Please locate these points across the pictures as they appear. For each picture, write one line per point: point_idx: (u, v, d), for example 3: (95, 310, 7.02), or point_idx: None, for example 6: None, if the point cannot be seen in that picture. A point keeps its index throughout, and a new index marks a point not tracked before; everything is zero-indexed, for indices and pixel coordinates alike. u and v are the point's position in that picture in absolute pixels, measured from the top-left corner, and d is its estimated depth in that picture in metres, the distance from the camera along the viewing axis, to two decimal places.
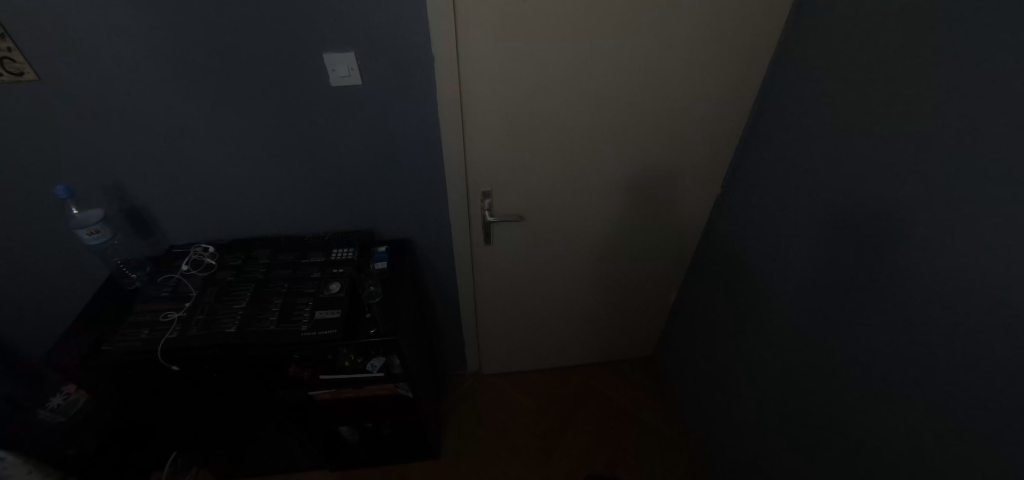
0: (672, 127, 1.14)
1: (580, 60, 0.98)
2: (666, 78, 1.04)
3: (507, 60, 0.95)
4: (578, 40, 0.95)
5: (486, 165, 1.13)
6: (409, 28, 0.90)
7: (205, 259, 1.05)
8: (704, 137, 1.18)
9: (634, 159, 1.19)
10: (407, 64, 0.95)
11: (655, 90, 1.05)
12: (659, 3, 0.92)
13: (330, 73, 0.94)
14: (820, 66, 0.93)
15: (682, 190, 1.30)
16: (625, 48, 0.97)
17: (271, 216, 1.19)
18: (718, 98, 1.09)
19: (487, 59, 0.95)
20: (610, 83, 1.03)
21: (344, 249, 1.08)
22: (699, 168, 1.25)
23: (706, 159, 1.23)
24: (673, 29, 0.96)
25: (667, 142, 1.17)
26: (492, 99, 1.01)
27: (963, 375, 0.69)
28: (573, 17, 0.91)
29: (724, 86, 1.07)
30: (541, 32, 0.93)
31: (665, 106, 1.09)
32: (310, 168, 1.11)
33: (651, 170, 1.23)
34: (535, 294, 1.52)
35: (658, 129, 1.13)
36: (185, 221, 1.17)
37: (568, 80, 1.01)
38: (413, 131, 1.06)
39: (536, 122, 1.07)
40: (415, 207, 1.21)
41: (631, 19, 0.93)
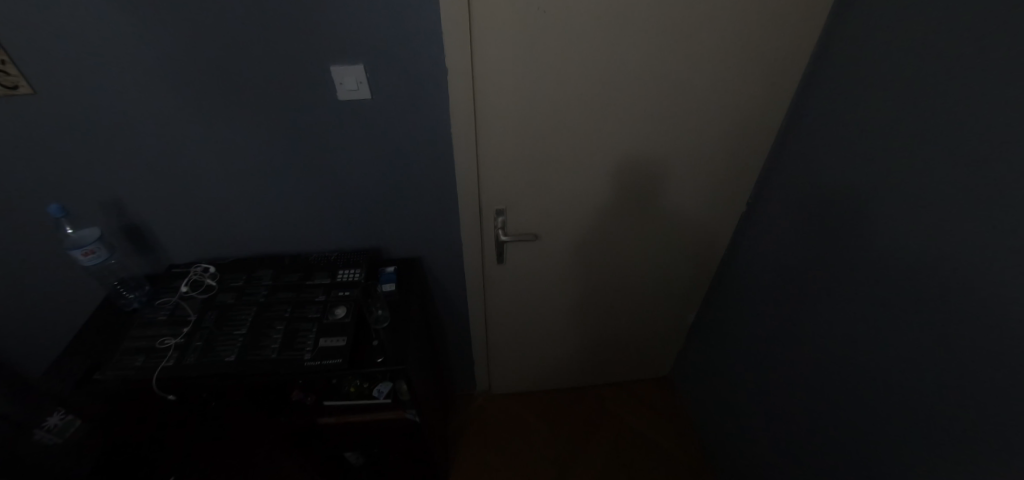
0: (698, 143, 1.07)
1: (603, 72, 0.92)
2: (693, 92, 0.97)
3: (525, 70, 0.89)
4: (602, 51, 0.89)
5: (500, 182, 1.07)
6: (422, 40, 0.85)
7: (205, 280, 1.01)
8: (732, 153, 1.11)
9: (655, 176, 1.13)
10: (418, 77, 0.90)
11: (681, 103, 0.99)
12: (688, 14, 0.85)
13: (338, 86, 0.88)
14: (845, 83, 0.86)
15: (706, 209, 1.23)
16: (651, 59, 0.91)
17: (274, 234, 1.14)
18: (745, 113, 1.02)
19: (505, 70, 0.89)
20: (635, 96, 0.96)
21: (351, 270, 1.02)
22: (725, 186, 1.18)
23: (730, 175, 1.16)
24: (702, 40, 0.89)
25: (692, 158, 1.10)
26: (508, 112, 0.95)
27: (1001, 425, 0.62)
28: (596, 26, 0.85)
29: (755, 101, 1.00)
30: (562, 42, 0.87)
31: (692, 121, 1.02)
32: (314, 185, 1.06)
33: (673, 187, 1.16)
34: (547, 313, 1.45)
35: (683, 144, 1.07)
36: (186, 238, 1.13)
37: (590, 93, 0.95)
38: (424, 147, 1.01)
39: (555, 136, 1.01)
40: (425, 225, 1.15)
41: (659, 29, 0.87)
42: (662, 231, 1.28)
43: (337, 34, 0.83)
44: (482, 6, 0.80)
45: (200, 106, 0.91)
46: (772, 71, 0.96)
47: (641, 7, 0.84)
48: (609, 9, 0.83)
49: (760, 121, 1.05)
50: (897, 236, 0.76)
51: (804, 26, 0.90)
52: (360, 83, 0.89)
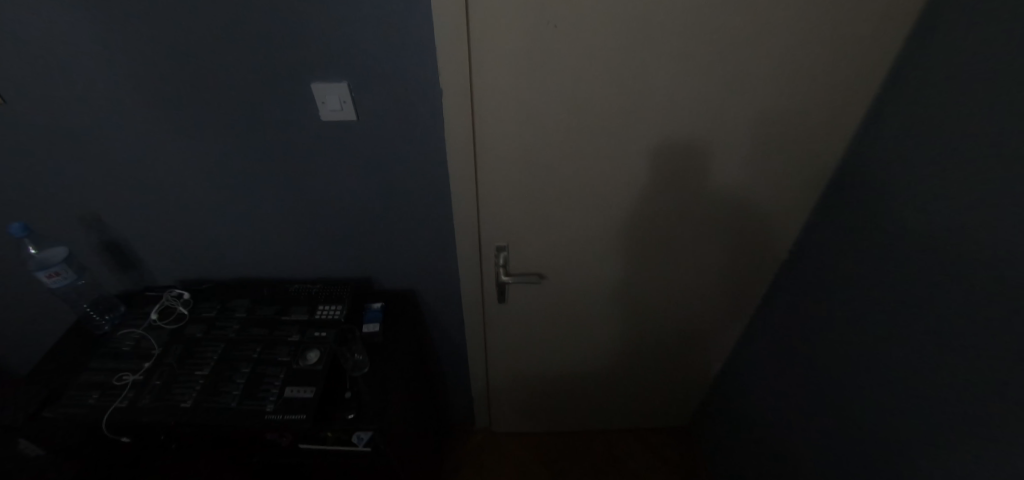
0: (737, 181, 0.91)
1: (625, 96, 0.78)
2: (733, 122, 0.82)
3: (533, 93, 0.77)
4: (624, 73, 0.75)
5: (502, 217, 0.95)
6: (414, 57, 0.75)
7: (176, 308, 0.93)
8: (777, 195, 0.94)
9: (684, 215, 0.98)
10: (411, 98, 0.80)
11: (717, 134, 0.84)
12: (728, 34, 0.71)
13: (320, 105, 0.79)
14: (925, 121, 0.70)
15: (744, 254, 1.07)
16: (683, 83, 0.76)
17: (260, 259, 1.06)
18: (795, 149, 0.86)
19: (510, 92, 0.77)
20: (663, 126, 0.82)
21: (331, 307, 0.92)
22: (766, 230, 1.01)
23: (771, 220, 0.99)
24: (747, 62, 0.74)
25: (729, 198, 0.94)
26: (513, 138, 0.83)
27: None
28: (617, 43, 0.72)
29: (808, 136, 0.84)
30: (577, 62, 0.74)
31: (731, 156, 0.87)
32: (300, 209, 0.97)
33: (704, 228, 1.01)
34: (553, 354, 1.32)
35: (716, 183, 0.92)
36: (168, 258, 1.06)
37: (609, 121, 0.81)
38: (418, 174, 0.90)
39: (567, 167, 0.88)
40: (419, 257, 1.04)
41: (693, 49, 0.73)
42: (689, 274, 1.12)
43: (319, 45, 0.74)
44: (480, 19, 0.69)
45: (178, 117, 0.84)
46: (833, 101, 0.79)
47: (671, 22, 0.70)
48: (633, 24, 0.70)
49: (814, 160, 0.88)
50: (1004, 323, 0.58)
51: (876, 49, 0.73)
52: (344, 102, 0.78)
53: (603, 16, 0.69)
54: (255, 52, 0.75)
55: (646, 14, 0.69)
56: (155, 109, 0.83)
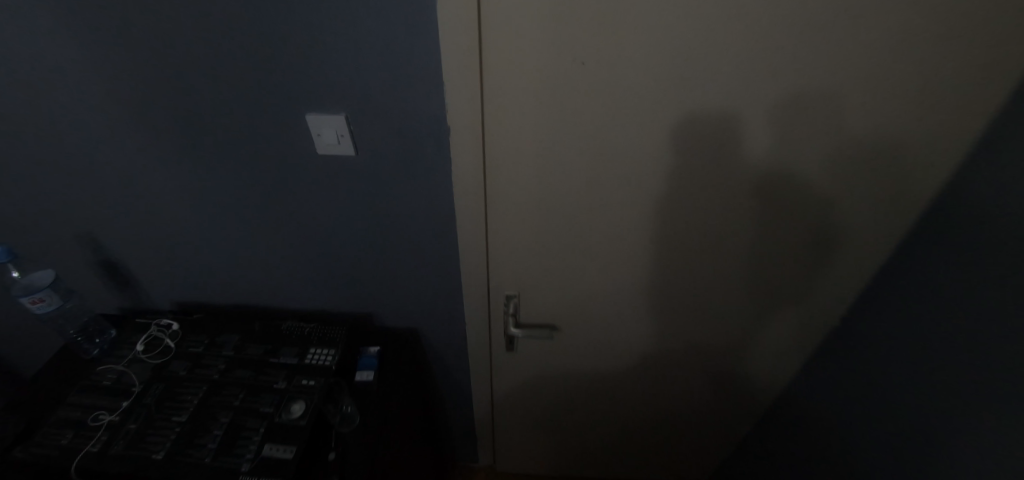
0: (790, 243, 0.78)
1: (661, 140, 0.67)
2: (790, 175, 0.69)
3: (555, 131, 0.68)
4: (662, 115, 0.64)
5: (512, 262, 0.86)
6: (419, 91, 0.65)
7: (163, 340, 0.87)
8: (841, 264, 0.79)
9: (724, 276, 0.85)
10: (414, 136, 0.70)
11: (770, 187, 0.71)
12: (788, 77, 0.60)
13: (315, 138, 0.71)
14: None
15: (793, 330, 0.91)
16: (731, 128, 0.65)
17: (257, 288, 1.00)
18: (866, 212, 0.72)
19: (529, 128, 0.68)
20: (705, 175, 0.71)
21: (324, 350, 0.84)
22: (823, 303, 0.86)
23: (830, 293, 0.84)
24: (811, 108, 0.62)
25: (780, 260, 0.81)
26: (530, 179, 0.74)
27: None
28: (655, 81, 0.61)
29: (884, 198, 0.70)
30: (606, 99, 0.64)
31: (784, 212, 0.74)
32: (297, 242, 0.90)
33: (747, 293, 0.87)
34: (565, 404, 1.21)
35: (764, 244, 0.78)
36: (165, 279, 1.01)
37: (641, 166, 0.70)
38: (421, 215, 0.81)
39: (591, 212, 0.77)
40: (422, 298, 0.95)
41: (746, 91, 0.61)
42: (726, 344, 0.97)
43: (313, 75, 0.65)
44: (497, 49, 0.61)
45: (166, 143, 0.77)
46: (920, 160, 0.65)
47: (722, 60, 0.59)
48: (675, 59, 0.59)
49: (890, 229, 0.73)
50: None
51: (980, 102, 0.59)
52: (342, 136, 0.70)
53: (640, 51, 0.59)
54: (245, 79, 0.67)
55: (691, 49, 0.58)
56: (144, 133, 0.76)
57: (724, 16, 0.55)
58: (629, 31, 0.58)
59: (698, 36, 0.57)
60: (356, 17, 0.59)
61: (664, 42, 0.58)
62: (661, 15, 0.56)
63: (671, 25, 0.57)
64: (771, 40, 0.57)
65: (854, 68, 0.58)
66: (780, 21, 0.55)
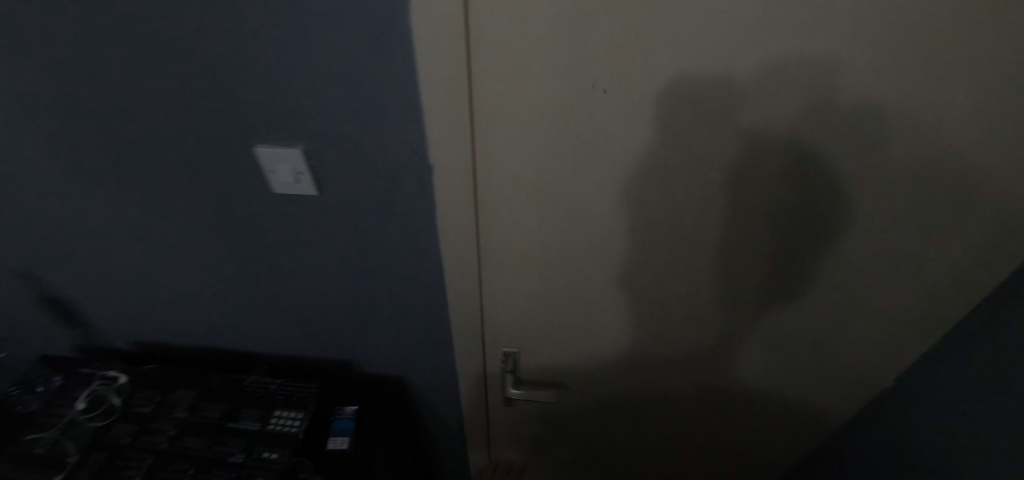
0: (847, 298, 0.65)
1: (698, 178, 0.54)
2: (856, 222, 0.56)
3: (565, 168, 0.55)
4: (700, 149, 0.51)
5: (512, 310, 0.73)
6: (388, 122, 0.50)
7: (109, 396, 0.75)
8: (904, 319, 0.66)
9: (764, 332, 0.72)
10: (387, 174, 0.56)
11: (829, 235, 0.58)
12: (867, 104, 0.46)
13: (268, 175, 0.58)
14: None
15: (839, 388, 0.79)
16: (788, 168, 0.52)
17: (219, 332, 0.87)
18: (945, 264, 0.59)
19: (532, 165, 0.55)
20: (750, 217, 0.58)
21: (290, 413, 0.72)
22: (877, 363, 0.73)
23: (887, 352, 0.71)
24: (895, 144, 0.49)
25: (832, 317, 0.68)
26: (533, 222, 0.61)
27: None
28: (695, 109, 0.48)
29: (969, 249, 0.57)
30: (632, 131, 0.51)
31: (844, 262, 0.61)
32: (258, 286, 0.77)
33: (789, 351, 0.74)
34: (572, 463, 1.06)
35: (814, 295, 0.65)
36: (119, 318, 0.89)
37: (671, 206, 0.57)
38: (403, 261, 0.67)
39: (607, 258, 0.64)
40: (408, 347, 0.83)
41: (811, 123, 0.48)
42: (760, 403, 0.84)
43: (259, 108, 0.51)
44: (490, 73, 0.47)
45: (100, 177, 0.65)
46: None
47: (785, 86, 0.45)
48: (722, 85, 0.46)
49: (971, 282, 0.60)
50: None
51: None
52: (299, 174, 0.58)
53: (677, 74, 0.46)
54: (176, 111, 0.54)
55: (745, 72, 0.45)
56: (72, 166, 0.64)
57: (793, 31, 0.42)
58: (664, 50, 0.44)
59: (757, 58, 0.43)
60: (303, 38, 0.45)
61: (710, 64, 0.44)
62: (708, 31, 0.42)
63: (721, 43, 0.43)
64: (853, 62, 0.43)
65: (960, 98, 0.44)
66: (867, 33, 0.41)
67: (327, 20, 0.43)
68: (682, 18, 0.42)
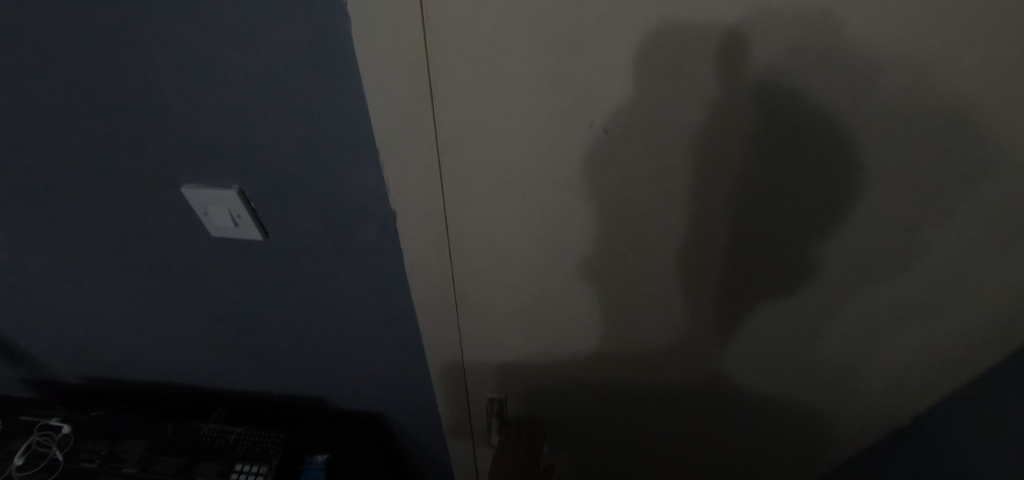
0: (853, 327, 0.61)
1: (700, 217, 0.48)
2: (867, 255, 0.51)
3: (550, 207, 0.49)
4: (704, 189, 0.45)
5: (491, 340, 0.68)
6: (341, 160, 0.43)
7: (51, 451, 0.68)
8: (909, 348, 0.63)
9: (762, 360, 0.68)
10: (345, 213, 0.49)
11: (837, 271, 0.53)
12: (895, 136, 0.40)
13: (202, 220, 0.49)
14: None
15: (840, 411, 0.75)
16: (797, 202, 0.46)
17: (176, 369, 0.80)
18: (958, 296, 0.55)
19: (511, 207, 0.48)
20: (756, 250, 0.52)
21: (252, 468, 0.65)
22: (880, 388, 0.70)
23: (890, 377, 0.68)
24: (918, 181, 0.43)
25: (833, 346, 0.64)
26: (515, 260, 0.55)
27: None
28: (700, 147, 0.42)
29: (983, 279, 0.53)
30: (626, 170, 0.44)
31: (852, 294, 0.56)
32: (216, 321, 0.70)
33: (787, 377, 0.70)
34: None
35: (815, 322, 0.61)
36: (64, 355, 0.81)
37: (669, 244, 0.52)
38: (372, 298, 0.61)
39: (596, 292, 0.59)
40: (383, 381, 0.76)
41: (828, 161, 0.42)
42: (755, 423, 0.81)
43: (187, 146, 0.44)
44: (453, 116, 0.40)
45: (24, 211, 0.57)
46: None
47: (803, 123, 0.39)
48: (731, 121, 0.40)
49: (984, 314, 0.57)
50: None
51: None
52: (238, 217, 0.49)
53: (680, 110, 0.39)
54: (97, 146, 0.46)
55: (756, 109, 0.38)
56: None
57: (816, 66, 0.35)
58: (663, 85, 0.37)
59: (770, 95, 0.37)
60: (230, 69, 0.37)
61: (717, 100, 0.38)
62: (714, 63, 0.36)
63: (731, 76, 0.37)
64: (882, 99, 0.37)
65: (996, 136, 0.39)
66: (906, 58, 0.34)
67: (256, 52, 0.36)
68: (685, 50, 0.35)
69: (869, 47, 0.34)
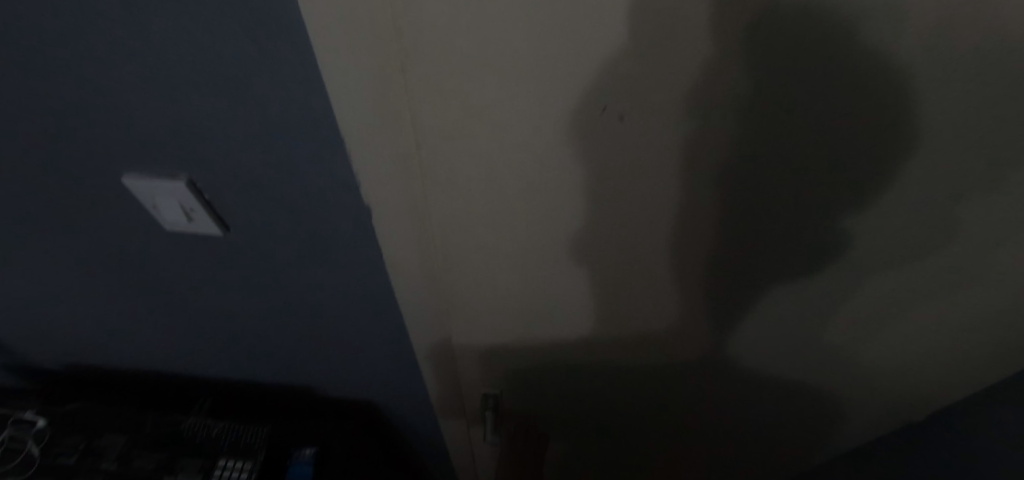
0: (869, 314, 0.57)
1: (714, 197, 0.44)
2: (893, 237, 0.47)
3: (545, 184, 0.44)
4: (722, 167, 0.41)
5: (484, 318, 0.65)
6: (296, 159, 0.35)
7: (24, 446, 0.65)
8: (929, 341, 0.59)
9: (771, 350, 0.65)
10: (310, 209, 0.42)
11: (860, 258, 0.49)
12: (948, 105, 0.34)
13: (152, 212, 0.42)
14: None
15: (849, 403, 0.72)
16: (821, 180, 0.41)
17: (156, 357, 0.76)
18: (989, 286, 0.51)
19: (504, 182, 0.44)
20: (771, 233, 0.47)
21: (236, 465, 0.62)
22: (891, 379, 0.67)
23: (905, 371, 0.65)
24: (963, 162, 0.39)
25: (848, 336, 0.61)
26: (509, 238, 0.51)
27: None
28: (724, 122, 0.37)
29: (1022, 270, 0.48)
30: (636, 147, 0.39)
31: (870, 280, 0.52)
32: (190, 310, 0.65)
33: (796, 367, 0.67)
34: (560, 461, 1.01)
35: (831, 310, 0.57)
36: (38, 344, 0.77)
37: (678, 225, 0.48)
38: (354, 290, 0.56)
39: (595, 273, 0.55)
40: (373, 369, 0.73)
41: (863, 140, 0.37)
42: (760, 411, 0.78)
43: (121, 135, 0.36)
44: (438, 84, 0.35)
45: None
46: None
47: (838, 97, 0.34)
48: (762, 95, 0.34)
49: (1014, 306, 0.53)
50: None
51: None
52: (192, 210, 0.42)
53: (703, 84, 0.34)
54: (20, 131, 0.39)
55: (794, 82, 0.33)
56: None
57: (876, 34, 0.29)
58: (690, 53, 0.31)
59: (813, 65, 0.32)
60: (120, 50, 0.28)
61: (750, 72, 0.32)
62: (754, 32, 0.30)
63: (768, 46, 0.30)
64: (942, 72, 0.31)
65: None
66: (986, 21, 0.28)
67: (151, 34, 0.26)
68: (718, 16, 0.29)
69: (945, 14, 0.28)
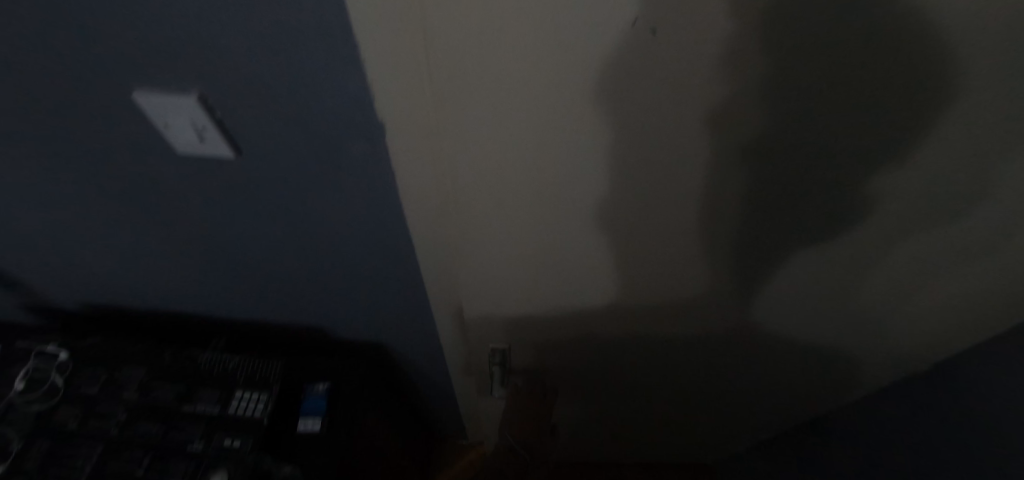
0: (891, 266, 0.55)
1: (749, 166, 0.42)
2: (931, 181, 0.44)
3: (561, 131, 0.39)
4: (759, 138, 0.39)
5: (495, 282, 0.62)
6: (317, 62, 0.35)
7: (50, 375, 0.67)
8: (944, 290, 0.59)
9: (786, 306, 0.63)
10: (326, 129, 0.41)
11: (882, 221, 0.49)
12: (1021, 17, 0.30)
13: (164, 131, 0.42)
14: None
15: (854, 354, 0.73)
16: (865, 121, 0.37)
17: (172, 298, 0.77)
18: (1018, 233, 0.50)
19: (516, 130, 0.39)
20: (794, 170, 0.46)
21: (253, 396, 0.65)
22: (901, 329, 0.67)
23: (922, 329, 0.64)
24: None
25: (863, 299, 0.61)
26: (524, 194, 0.47)
27: None
28: None
29: None
30: (662, 87, 0.35)
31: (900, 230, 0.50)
32: (203, 250, 0.66)
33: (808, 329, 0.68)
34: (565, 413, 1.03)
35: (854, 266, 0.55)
36: (56, 282, 0.78)
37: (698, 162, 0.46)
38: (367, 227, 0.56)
39: (613, 231, 0.52)
40: (384, 313, 0.74)
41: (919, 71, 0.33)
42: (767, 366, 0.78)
43: (131, 47, 0.35)
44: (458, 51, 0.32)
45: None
46: None
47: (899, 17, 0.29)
48: None
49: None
50: None
51: None
52: (205, 129, 0.42)
53: None
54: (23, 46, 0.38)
55: None
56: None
57: None
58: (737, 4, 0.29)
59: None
60: None
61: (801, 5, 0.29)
62: None
63: None
64: None
65: None
66: None
67: None
68: None
69: None
